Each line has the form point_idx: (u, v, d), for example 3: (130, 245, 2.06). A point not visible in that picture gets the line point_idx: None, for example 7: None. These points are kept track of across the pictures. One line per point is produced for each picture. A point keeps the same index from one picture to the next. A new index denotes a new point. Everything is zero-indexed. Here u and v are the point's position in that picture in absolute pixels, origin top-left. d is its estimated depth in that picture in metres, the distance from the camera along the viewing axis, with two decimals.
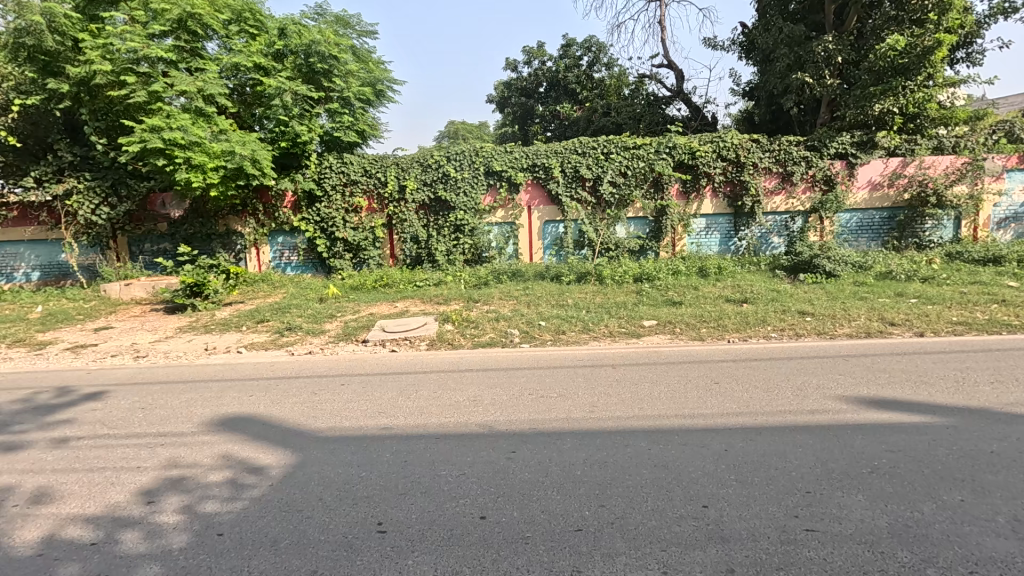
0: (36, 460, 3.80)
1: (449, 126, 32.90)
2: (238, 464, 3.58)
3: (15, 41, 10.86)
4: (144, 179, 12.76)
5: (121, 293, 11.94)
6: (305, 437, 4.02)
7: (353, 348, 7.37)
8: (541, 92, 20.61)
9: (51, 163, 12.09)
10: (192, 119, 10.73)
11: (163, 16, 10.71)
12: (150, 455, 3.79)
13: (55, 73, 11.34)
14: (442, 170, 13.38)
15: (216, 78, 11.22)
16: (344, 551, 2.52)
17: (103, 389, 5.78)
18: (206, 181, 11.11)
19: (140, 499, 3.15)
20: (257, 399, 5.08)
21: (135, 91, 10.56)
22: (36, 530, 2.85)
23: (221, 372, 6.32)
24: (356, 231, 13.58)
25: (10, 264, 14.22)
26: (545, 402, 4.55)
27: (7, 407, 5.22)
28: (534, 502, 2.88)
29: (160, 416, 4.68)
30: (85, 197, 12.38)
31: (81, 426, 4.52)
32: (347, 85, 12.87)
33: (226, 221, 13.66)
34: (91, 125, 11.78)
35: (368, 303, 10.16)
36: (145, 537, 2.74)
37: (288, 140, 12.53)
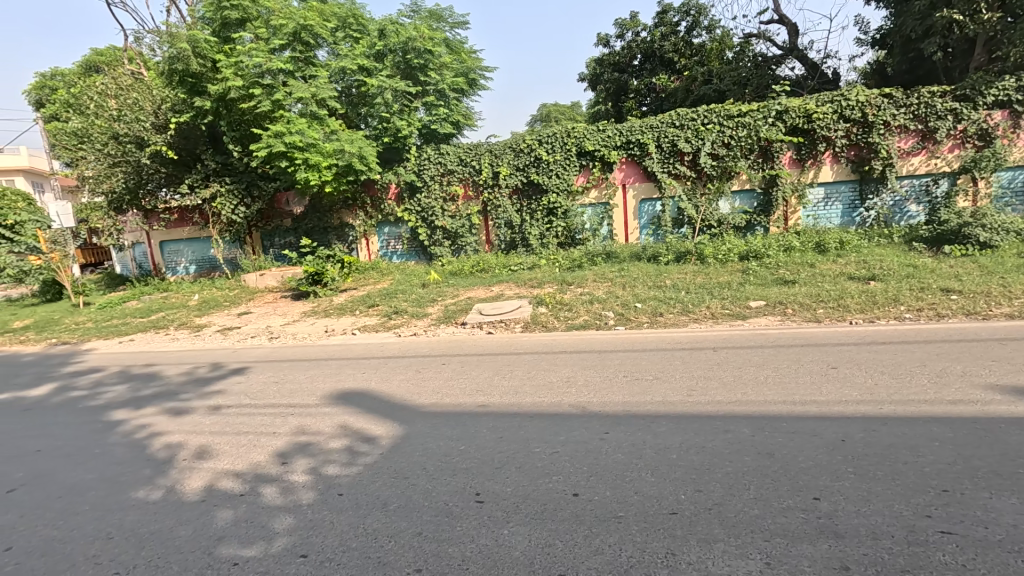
0: (198, 424, 4.52)
1: (542, 108, 32.52)
2: (353, 433, 3.96)
3: (169, 67, 12.60)
4: (271, 180, 14.38)
5: (257, 282, 13.62)
6: (411, 411, 4.34)
7: (453, 330, 7.77)
8: (635, 65, 19.64)
9: (200, 171, 13.90)
10: (308, 123, 11.87)
11: (282, 31, 11.86)
12: (283, 423, 4.33)
13: (200, 92, 12.93)
14: (534, 153, 13.41)
15: (327, 83, 12.20)
16: (444, 517, 2.71)
17: (246, 365, 6.69)
18: (322, 178, 12.20)
19: (276, 459, 3.62)
20: (369, 376, 5.57)
21: (262, 102, 11.80)
22: (199, 480, 3.41)
23: (338, 352, 7.01)
24: (454, 219, 14.16)
25: (173, 260, 16.82)
26: (639, 385, 4.47)
27: (176, 379, 6.26)
28: (627, 483, 2.86)
29: (290, 389, 5.32)
30: (226, 199, 13.93)
31: (230, 396, 5.29)
32: (442, 78, 13.46)
33: (339, 214, 14.87)
34: (229, 135, 13.36)
35: (467, 288, 10.58)
36: (280, 492, 3.15)
37: (390, 135, 13.34)
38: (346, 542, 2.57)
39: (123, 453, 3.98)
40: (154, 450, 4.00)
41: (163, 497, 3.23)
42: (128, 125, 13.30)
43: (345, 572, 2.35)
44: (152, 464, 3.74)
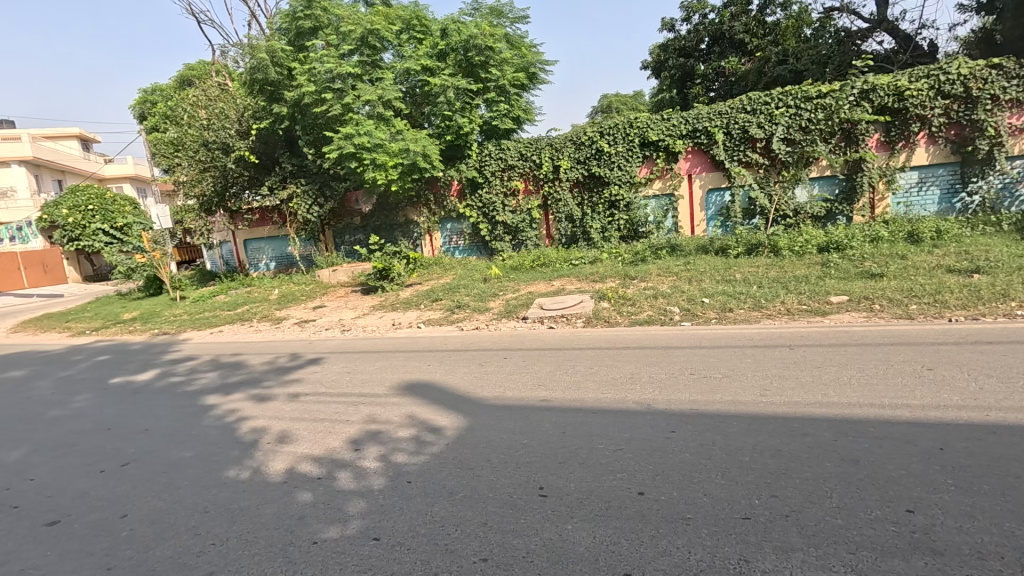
0: (279, 410, 4.85)
1: (603, 99, 31.81)
2: (420, 424, 4.10)
3: (251, 77, 13.54)
4: (342, 181, 15.10)
5: (330, 277, 14.41)
6: (475, 404, 4.43)
7: (515, 325, 7.83)
8: (703, 49, 18.78)
9: (278, 173, 14.83)
10: (375, 124, 12.34)
11: (350, 36, 12.38)
12: (355, 411, 4.56)
13: (277, 99, 13.78)
14: (595, 145, 13.17)
15: (392, 85, 12.64)
16: (509, 509, 2.74)
17: (320, 355, 7.11)
18: (388, 177, 12.65)
19: (349, 446, 3.82)
20: (434, 368, 5.74)
21: (333, 106, 12.39)
22: (282, 463, 3.66)
23: (405, 345, 7.26)
24: (515, 214, 14.20)
25: (256, 257, 18.10)
26: (707, 383, 4.30)
27: (260, 367, 6.75)
28: (695, 484, 2.77)
29: (361, 379, 5.59)
30: (302, 199, 14.79)
31: (307, 385, 5.64)
32: (502, 73, 13.48)
33: (404, 212, 15.39)
34: (303, 138, 14.15)
35: (528, 282, 10.61)
36: (353, 478, 3.32)
37: (453, 133, 13.62)
38: (415, 528, 2.67)
39: (217, 435, 4.36)
40: (242, 433, 4.33)
41: (251, 477, 3.50)
42: (216, 132, 14.44)
43: (414, 557, 2.44)
44: (240, 446, 4.07)
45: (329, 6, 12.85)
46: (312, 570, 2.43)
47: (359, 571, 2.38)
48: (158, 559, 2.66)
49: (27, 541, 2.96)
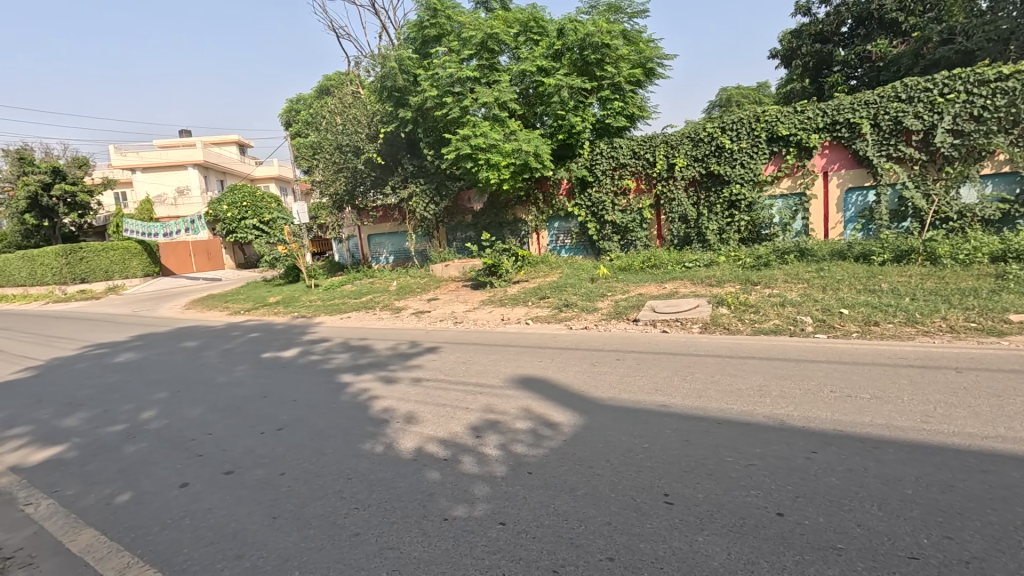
0: (405, 392, 5.23)
1: (721, 93, 29.85)
2: (537, 417, 4.18)
3: (381, 84, 14.68)
4: (457, 180, 15.88)
5: (443, 272, 15.15)
6: (591, 403, 4.42)
7: (625, 326, 7.66)
8: (844, 33, 17.10)
9: (400, 173, 15.94)
10: (490, 126, 12.76)
11: (471, 42, 13.00)
12: (473, 399, 4.77)
13: (402, 104, 14.75)
14: (715, 142, 12.37)
15: (508, 86, 13.00)
16: (633, 512, 2.70)
17: (437, 345, 7.54)
18: (500, 176, 13.00)
19: (470, 432, 4.01)
20: (547, 365, 5.82)
21: (452, 109, 13.05)
22: (411, 442, 3.94)
23: (516, 339, 7.45)
24: (625, 214, 13.85)
25: (377, 250, 19.63)
26: (851, 402, 3.89)
27: (384, 352, 7.33)
28: (845, 513, 2.51)
29: (477, 370, 5.84)
30: (420, 198, 15.74)
31: (428, 371, 6.02)
32: (618, 71, 13.22)
33: (514, 211, 15.78)
34: (424, 140, 15.08)
35: (637, 284, 10.32)
36: (476, 463, 3.48)
37: (564, 133, 13.71)
38: (539, 519, 2.73)
39: (353, 410, 4.81)
40: (374, 410, 4.74)
41: (385, 452, 3.81)
42: (350, 136, 15.89)
43: (540, 546, 2.50)
44: (374, 422, 4.45)
45: (452, 15, 13.54)
46: (444, 544, 2.59)
47: (489, 552, 2.49)
48: (313, 515, 3.00)
49: (211, 485, 3.51)
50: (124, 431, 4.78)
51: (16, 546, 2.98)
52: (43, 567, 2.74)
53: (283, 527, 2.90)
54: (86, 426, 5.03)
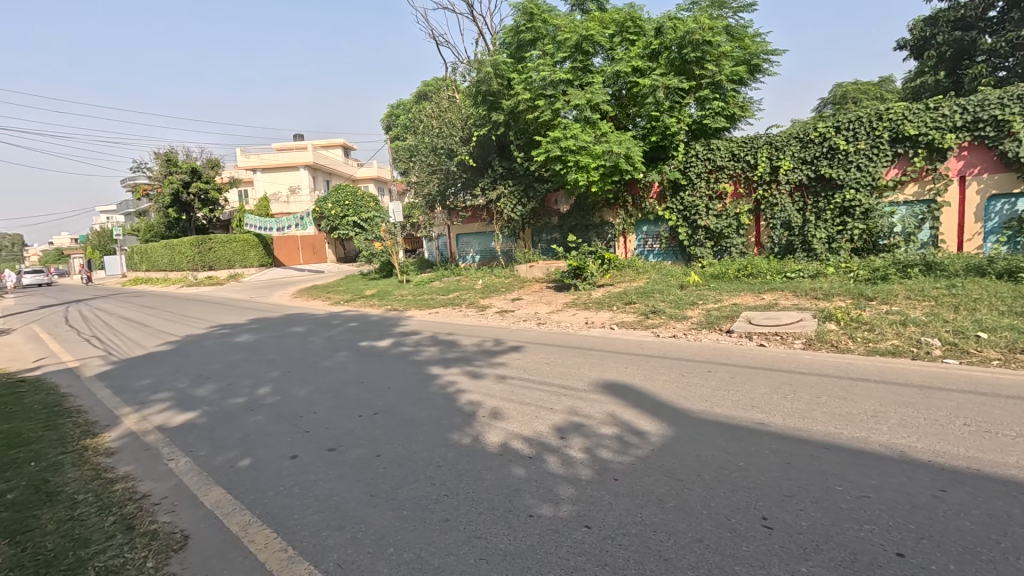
0: (490, 388, 5.36)
1: (835, 89, 27.24)
2: (623, 424, 4.10)
3: (476, 89, 15.16)
4: (545, 182, 16.01)
5: (527, 272, 15.26)
6: (680, 414, 4.25)
7: (717, 337, 7.28)
8: (992, 17, 15.30)
9: (490, 175, 16.40)
10: (581, 128, 12.67)
11: (565, 45, 13.01)
12: (558, 401, 4.79)
13: (495, 108, 15.13)
14: (828, 142, 11.32)
15: (601, 88, 12.91)
16: (727, 532, 2.57)
17: (521, 344, 7.64)
18: (589, 179, 12.87)
19: (555, 433, 4.03)
20: (633, 371, 5.68)
21: (543, 112, 13.17)
22: (498, 437, 4.04)
23: (601, 344, 7.34)
24: (720, 219, 13.13)
25: (465, 249, 20.27)
26: (990, 439, 3.41)
27: (470, 348, 7.56)
28: (981, 563, 2.22)
29: (561, 372, 5.84)
30: (508, 199, 16.11)
31: (512, 369, 6.12)
32: (719, 69, 12.58)
33: (601, 213, 15.60)
34: (515, 143, 15.35)
35: (731, 293, 9.77)
36: (561, 463, 3.49)
37: (658, 134, 13.29)
38: (625, 526, 2.69)
39: (442, 401, 5.02)
40: (462, 403, 4.92)
41: (473, 444, 3.94)
42: (444, 139, 16.50)
43: (627, 554, 2.46)
44: (461, 414, 4.61)
45: (548, 18, 13.66)
46: (529, 539, 2.64)
47: (574, 553, 2.49)
48: (407, 497, 3.18)
49: (317, 460, 3.83)
50: (244, 404, 5.35)
51: (162, 493, 3.44)
52: (183, 514, 3.15)
53: (380, 505, 3.10)
54: (214, 396, 5.70)
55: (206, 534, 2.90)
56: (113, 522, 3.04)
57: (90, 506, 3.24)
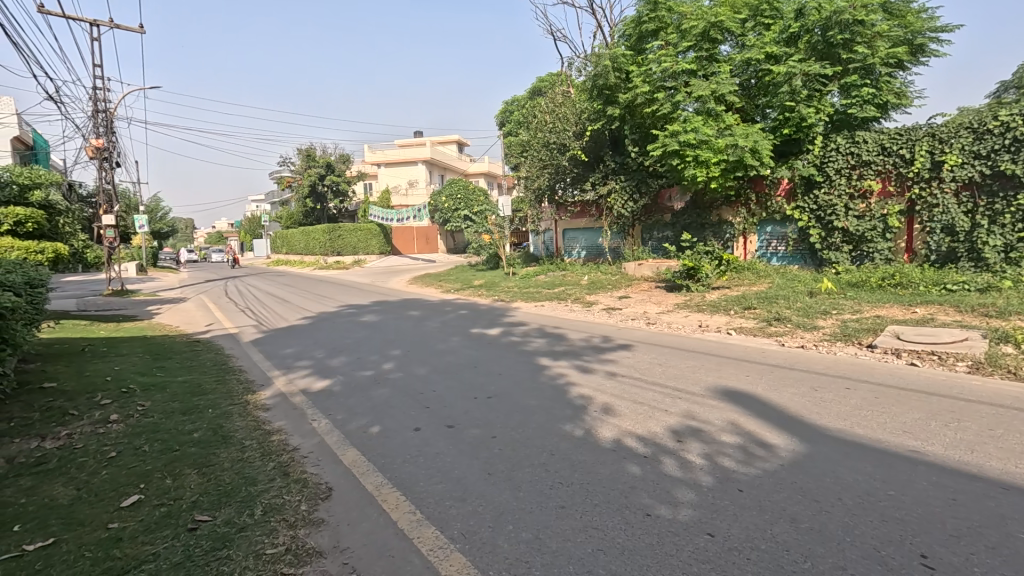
0: (601, 384, 5.32)
1: (1022, 70, 22.87)
2: (747, 434, 3.86)
3: (592, 83, 14.96)
4: (659, 178, 15.51)
5: (636, 271, 14.95)
6: (814, 431, 3.88)
7: (856, 352, 6.53)
8: None
9: (602, 170, 16.31)
10: (703, 121, 11.98)
11: (690, 33, 12.37)
12: (673, 403, 4.62)
13: (611, 102, 14.89)
14: (1014, 133, 9.49)
15: (728, 78, 12.18)
16: (877, 565, 2.32)
17: (629, 342, 7.48)
18: (709, 175, 12.14)
19: (671, 435, 3.89)
20: (756, 381, 5.30)
21: (662, 105, 12.62)
22: (611, 433, 4.01)
23: (718, 349, 6.94)
24: (861, 220, 11.71)
25: (570, 245, 20.40)
26: None
27: (578, 343, 7.55)
28: None
29: (674, 374, 5.63)
30: (619, 194, 15.92)
31: (622, 367, 6.01)
32: (872, 51, 11.20)
33: (719, 211, 14.75)
34: (629, 137, 14.98)
35: (873, 304, 8.71)
36: (679, 466, 3.38)
37: (791, 126, 12.20)
38: (754, 540, 2.54)
39: (552, 392, 5.09)
40: (572, 396, 4.95)
41: (585, 436, 3.95)
42: (558, 134, 16.50)
43: (756, 569, 2.32)
44: (572, 407, 4.64)
45: (673, 6, 13.03)
46: (648, 538, 2.59)
47: (697, 559, 2.41)
48: (523, 479, 3.28)
49: (437, 434, 4.09)
50: (372, 377, 5.87)
51: (308, 448, 3.90)
52: (326, 468, 3.54)
53: (498, 483, 3.24)
54: (347, 368, 6.32)
55: (346, 488, 3.25)
56: (273, 467, 3.52)
57: (255, 451, 3.78)
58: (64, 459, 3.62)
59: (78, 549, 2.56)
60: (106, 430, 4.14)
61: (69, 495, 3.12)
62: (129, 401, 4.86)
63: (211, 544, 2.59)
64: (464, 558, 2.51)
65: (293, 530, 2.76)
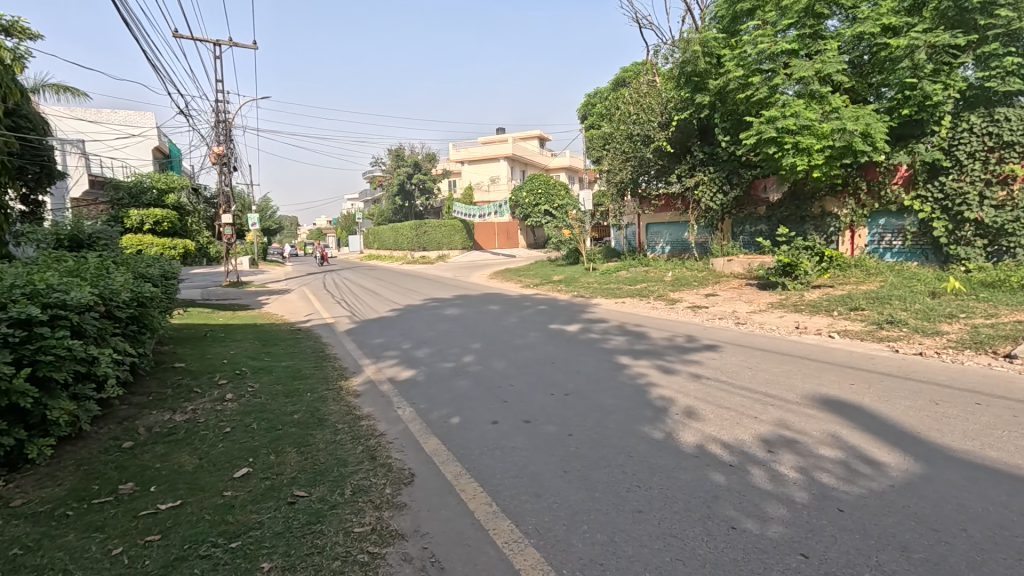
0: (684, 386, 5.10)
1: None
2: (850, 449, 3.52)
3: (681, 70, 14.34)
4: (752, 168, 14.49)
5: (724, 267, 14.17)
6: (933, 450, 3.45)
7: (989, 362, 5.70)
8: None
9: (689, 161, 15.61)
10: (805, 104, 11.01)
11: (792, 10, 11.39)
12: (764, 410, 4.32)
13: (701, 89, 14.15)
14: None
15: (835, 56, 11.12)
16: None
17: (716, 343, 7.09)
18: (810, 163, 11.12)
19: (761, 444, 3.65)
20: (863, 390, 4.80)
21: (758, 89, 11.75)
22: (693, 437, 3.83)
23: (818, 353, 6.37)
24: (1000, 211, 10.12)
25: (653, 240, 19.82)
26: None
27: (660, 342, 7.28)
28: None
29: (766, 378, 5.26)
30: (707, 186, 15.17)
31: (708, 369, 5.71)
32: (1019, 14, 9.67)
33: (822, 203, 13.49)
34: (720, 126, 14.11)
35: (1013, 308, 7.56)
36: (769, 479, 3.15)
37: (912, 105, 10.89)
38: (855, 567, 2.31)
39: (631, 392, 4.97)
40: (652, 397, 4.79)
41: (666, 440, 3.81)
42: (641, 126, 15.86)
43: None
44: (652, 408, 4.49)
45: None
46: (732, 553, 2.45)
47: None
48: (598, 480, 3.23)
49: (515, 429, 4.15)
50: (453, 369, 6.07)
51: (394, 434, 4.12)
52: (409, 455, 3.72)
53: (573, 482, 3.22)
54: (430, 359, 6.59)
55: (427, 475, 3.39)
56: (362, 451, 3.77)
57: (346, 434, 4.06)
58: (190, 431, 4.12)
59: (199, 512, 2.90)
60: (223, 407, 4.65)
61: (193, 463, 3.55)
62: (242, 383, 5.43)
63: (307, 518, 2.82)
64: (538, 553, 2.52)
65: (378, 511, 2.93)
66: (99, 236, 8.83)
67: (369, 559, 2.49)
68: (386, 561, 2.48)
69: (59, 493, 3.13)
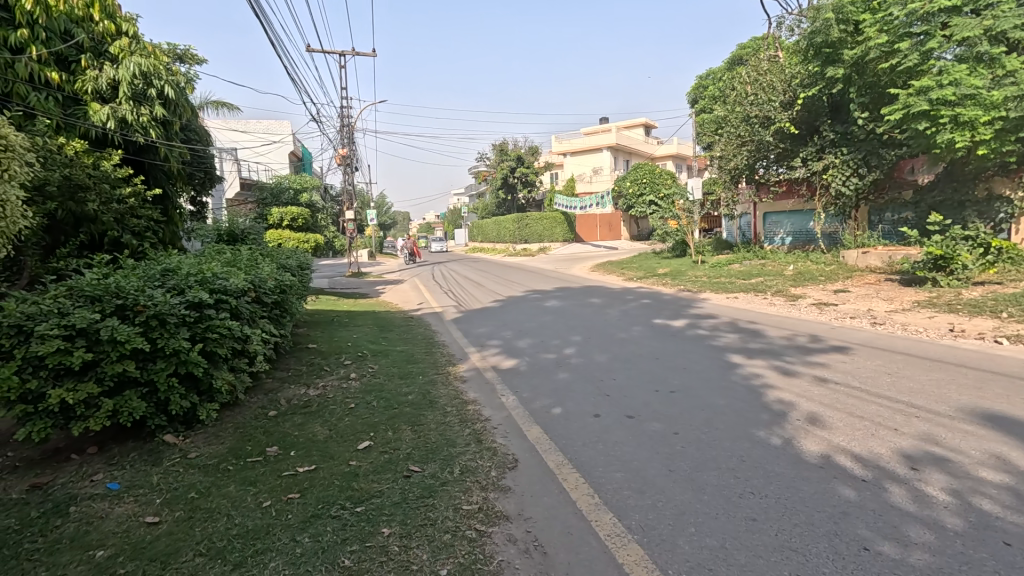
0: (807, 390, 4.66)
1: None
2: (1020, 474, 2.98)
3: (809, 42, 13.03)
4: (897, 147, 12.69)
5: (857, 260, 12.70)
6: None
7: None
8: None
9: (817, 143, 14.11)
10: (968, 70, 9.47)
11: None
12: (906, 422, 3.81)
13: (834, 61, 12.76)
14: None
15: (1013, 9, 9.40)
16: None
17: (847, 345, 6.36)
18: (974, 139, 9.44)
19: (902, 460, 3.23)
20: None
21: (906, 57, 10.27)
22: (818, 447, 3.49)
23: (979, 360, 5.46)
24: None
25: (773, 231, 18.27)
26: None
27: (779, 341, 6.70)
28: None
29: (909, 387, 4.62)
30: (839, 170, 13.55)
31: (836, 373, 5.16)
32: None
33: (989, 184, 11.44)
34: (856, 101, 12.57)
35: None
36: (912, 499, 2.79)
37: None
38: None
39: (745, 393, 4.64)
40: (769, 399, 4.44)
41: (785, 447, 3.52)
42: (761, 106, 14.65)
43: None
44: (770, 412, 4.16)
45: None
46: None
47: None
48: (707, 482, 3.08)
49: (618, 423, 4.09)
50: (555, 360, 6.12)
51: (498, 420, 4.28)
52: (512, 441, 3.84)
53: (680, 482, 3.10)
54: (532, 350, 6.70)
55: (531, 462, 3.48)
56: (469, 433, 3.96)
57: (455, 417, 4.30)
58: (321, 405, 4.62)
59: (330, 477, 3.26)
60: (348, 385, 5.15)
61: (324, 434, 3.98)
62: (363, 364, 5.96)
63: (421, 492, 3.05)
64: (642, 551, 2.48)
65: (485, 492, 3.07)
66: (249, 232, 10.16)
67: (476, 536, 2.63)
68: (491, 540, 2.60)
69: (222, 450, 3.69)
